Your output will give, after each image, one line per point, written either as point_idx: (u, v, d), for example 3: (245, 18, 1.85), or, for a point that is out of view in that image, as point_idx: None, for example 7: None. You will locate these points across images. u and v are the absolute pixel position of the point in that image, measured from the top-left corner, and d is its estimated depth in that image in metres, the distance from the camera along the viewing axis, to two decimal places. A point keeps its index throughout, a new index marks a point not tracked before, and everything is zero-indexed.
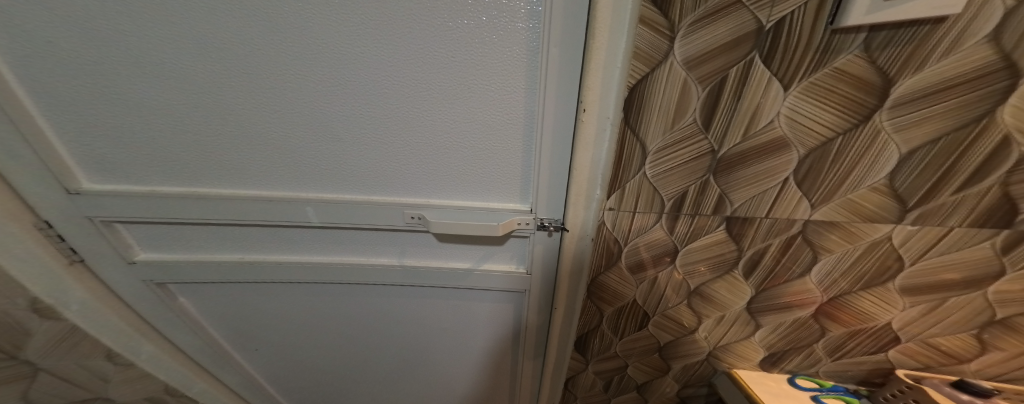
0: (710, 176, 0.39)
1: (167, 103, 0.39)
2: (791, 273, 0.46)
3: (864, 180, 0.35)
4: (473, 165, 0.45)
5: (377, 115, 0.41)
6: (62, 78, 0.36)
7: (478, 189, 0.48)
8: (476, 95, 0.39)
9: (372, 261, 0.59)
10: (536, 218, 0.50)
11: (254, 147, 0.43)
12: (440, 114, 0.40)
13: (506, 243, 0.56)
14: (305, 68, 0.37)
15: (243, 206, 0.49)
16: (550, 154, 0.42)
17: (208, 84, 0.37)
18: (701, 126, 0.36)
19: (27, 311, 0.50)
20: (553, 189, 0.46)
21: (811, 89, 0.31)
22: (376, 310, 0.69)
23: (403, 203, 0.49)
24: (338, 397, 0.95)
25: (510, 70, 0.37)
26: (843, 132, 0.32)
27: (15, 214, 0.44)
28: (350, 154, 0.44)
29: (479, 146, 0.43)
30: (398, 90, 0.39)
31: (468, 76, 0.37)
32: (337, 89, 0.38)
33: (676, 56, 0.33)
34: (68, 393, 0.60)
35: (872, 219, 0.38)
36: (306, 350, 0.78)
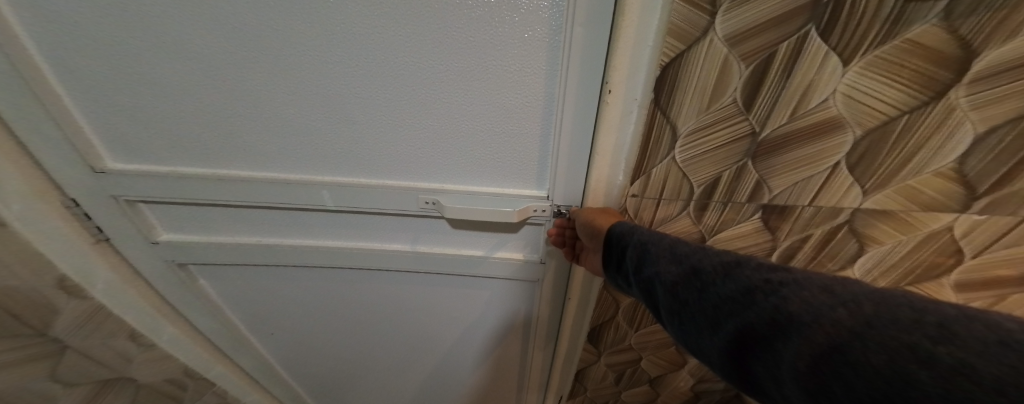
0: (749, 159, 0.36)
1: (186, 81, 0.38)
2: (830, 267, 0.42)
3: (930, 164, 0.30)
4: (489, 149, 0.44)
5: (394, 98, 0.39)
6: (82, 52, 0.35)
7: (494, 174, 0.46)
8: (496, 77, 0.37)
9: (384, 246, 0.58)
10: (554, 205, 0.48)
11: (271, 127, 0.42)
12: (456, 97, 0.39)
13: (520, 231, 0.54)
14: (320, 46, 0.35)
15: (258, 188, 0.48)
16: (569, 137, 0.40)
17: (228, 62, 0.36)
18: (743, 106, 0.33)
19: (54, 289, 0.48)
20: (573, 175, 0.44)
21: (876, 65, 0.27)
22: (387, 297, 0.69)
23: (419, 188, 0.48)
24: (348, 383, 0.96)
25: (531, 51, 0.35)
26: (910, 110, 0.28)
27: (42, 192, 0.44)
28: (367, 136, 0.43)
29: (496, 130, 0.42)
30: (418, 72, 0.37)
31: (488, 57, 0.35)
32: (353, 69, 0.37)
33: (717, 33, 0.30)
34: (93, 373, 0.58)
35: (934, 208, 0.32)
36: (318, 335, 0.79)
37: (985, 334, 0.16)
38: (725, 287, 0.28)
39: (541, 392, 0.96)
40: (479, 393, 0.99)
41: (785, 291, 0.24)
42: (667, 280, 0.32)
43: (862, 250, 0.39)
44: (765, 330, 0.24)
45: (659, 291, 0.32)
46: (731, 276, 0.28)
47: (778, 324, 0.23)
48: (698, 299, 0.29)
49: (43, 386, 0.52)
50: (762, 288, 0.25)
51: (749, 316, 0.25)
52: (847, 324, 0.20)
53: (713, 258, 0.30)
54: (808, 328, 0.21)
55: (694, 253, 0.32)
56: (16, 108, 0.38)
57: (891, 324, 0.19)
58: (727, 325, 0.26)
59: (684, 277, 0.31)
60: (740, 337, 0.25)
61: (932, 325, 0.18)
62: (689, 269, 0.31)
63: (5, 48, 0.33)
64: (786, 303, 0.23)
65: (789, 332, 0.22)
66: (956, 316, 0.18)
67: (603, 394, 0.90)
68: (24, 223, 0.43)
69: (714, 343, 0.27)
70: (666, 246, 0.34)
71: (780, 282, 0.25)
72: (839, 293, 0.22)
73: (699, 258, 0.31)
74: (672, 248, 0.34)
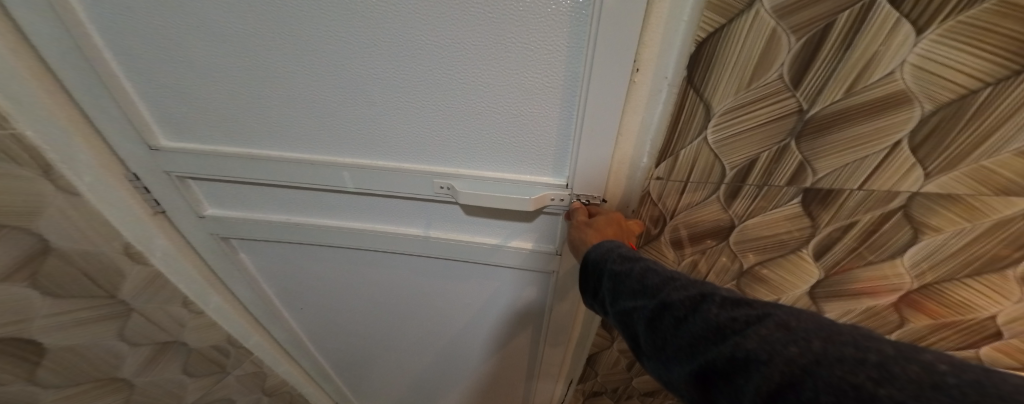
0: (792, 140, 0.33)
1: (222, 61, 0.39)
2: (872, 258, 0.37)
3: (1011, 142, 0.26)
4: (506, 134, 0.41)
5: (410, 79, 0.38)
6: (135, 34, 0.37)
7: (510, 161, 0.44)
8: (514, 54, 0.34)
9: (399, 231, 0.59)
10: (571, 194, 0.46)
11: (301, 109, 0.42)
12: (472, 79, 0.37)
13: (535, 222, 0.54)
14: (340, 23, 0.34)
15: (286, 169, 0.50)
16: (594, 120, 0.37)
17: (259, 42, 0.36)
18: (789, 83, 0.30)
19: (120, 255, 0.53)
20: (595, 164, 0.41)
21: (958, 31, 0.23)
22: (404, 280, 0.71)
23: (433, 172, 0.47)
24: (367, 358, 1.01)
25: (555, 26, 0.32)
26: (995, 82, 0.24)
27: (109, 165, 0.48)
28: (384, 118, 0.42)
29: (513, 115, 0.39)
30: (432, 49, 0.35)
31: (506, 33, 0.33)
32: (369, 49, 0.35)
33: (764, 4, 0.27)
34: (152, 336, 0.64)
35: (1008, 192, 0.28)
36: (341, 313, 0.83)
37: (919, 375, 0.16)
38: (692, 324, 0.25)
39: (551, 381, 0.97)
40: (491, 376, 1.02)
41: (748, 329, 0.22)
42: (635, 313, 0.29)
43: (916, 238, 0.34)
44: (735, 375, 0.21)
45: (637, 328, 0.29)
46: (697, 310, 0.25)
47: (738, 363, 0.21)
48: (661, 332, 0.27)
49: (112, 343, 0.58)
50: (727, 325, 0.23)
51: (710, 354, 0.23)
52: (799, 362, 0.19)
53: (680, 289, 0.27)
54: (765, 367, 0.20)
55: (659, 281, 0.29)
56: (83, 86, 0.41)
57: (839, 364, 0.18)
58: (690, 362, 0.24)
59: (649, 308, 0.28)
60: (702, 375, 0.23)
61: (873, 365, 0.17)
62: (656, 301, 0.28)
63: (69, 27, 0.36)
64: (746, 342, 0.21)
65: (748, 370, 0.21)
66: (895, 355, 0.17)
67: (614, 379, 0.91)
68: (96, 196, 0.48)
69: (677, 378, 0.25)
70: (636, 273, 0.32)
71: (745, 319, 0.23)
72: (796, 330, 0.21)
73: (667, 289, 0.28)
74: (642, 274, 0.31)
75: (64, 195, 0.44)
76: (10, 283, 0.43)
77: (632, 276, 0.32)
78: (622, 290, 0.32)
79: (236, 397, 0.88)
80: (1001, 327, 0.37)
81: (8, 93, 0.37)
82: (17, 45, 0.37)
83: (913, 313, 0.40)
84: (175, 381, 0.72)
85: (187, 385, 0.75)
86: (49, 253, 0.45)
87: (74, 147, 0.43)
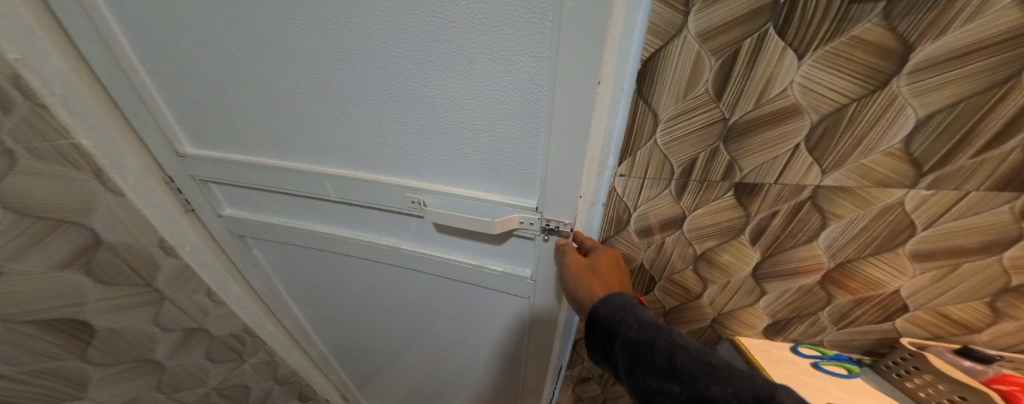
0: (721, 143, 0.39)
1: (233, 83, 0.45)
2: (797, 240, 0.43)
3: (878, 145, 0.32)
4: (474, 147, 0.43)
5: (380, 90, 0.41)
6: (168, 55, 0.44)
7: (481, 177, 0.46)
8: (476, 64, 0.36)
9: (379, 240, 0.63)
10: (543, 220, 0.48)
11: (297, 120, 0.47)
12: (439, 90, 0.39)
13: (504, 244, 0.56)
14: (323, 37, 0.38)
15: (281, 176, 0.55)
16: (559, 135, 0.39)
17: (261, 66, 0.42)
18: (714, 95, 0.36)
19: (157, 248, 0.61)
20: (562, 180, 0.42)
21: (827, 58, 0.30)
22: (391, 286, 0.73)
23: (406, 186, 0.50)
24: (365, 355, 1.06)
25: (515, 36, 0.33)
26: (858, 98, 0.31)
27: (150, 169, 0.57)
28: (360, 130, 0.46)
29: (481, 128, 0.41)
30: (397, 59, 0.38)
31: (469, 43, 0.35)
32: (347, 62, 0.39)
33: (690, 30, 0.33)
34: (181, 322, 0.72)
35: (886, 184, 0.35)
36: (341, 311, 0.88)
37: None
38: None
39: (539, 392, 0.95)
40: (483, 384, 1.02)
41: None
42: (660, 393, 0.34)
43: (825, 223, 0.40)
44: None
45: None
46: None
47: None
48: None
49: (149, 327, 0.66)
50: None
51: None
52: None
53: (718, 383, 0.31)
54: None
55: (691, 366, 0.33)
56: (126, 99, 0.49)
57: None
58: None
59: (687, 397, 0.32)
60: None
61: None
62: (693, 393, 0.32)
63: (117, 55, 0.44)
64: None
65: None
66: None
67: None
68: (137, 195, 0.56)
69: None
70: (660, 348, 0.36)
71: None
72: None
73: (701, 378, 0.32)
74: (668, 351, 0.35)
75: (113, 196, 0.53)
76: (70, 271, 0.51)
77: (657, 352, 0.35)
78: (645, 366, 0.36)
79: (251, 383, 0.97)
80: (908, 300, 0.45)
81: (68, 106, 0.45)
82: (75, 65, 0.44)
83: (837, 290, 0.47)
84: (199, 366, 0.80)
85: (209, 369, 0.83)
86: (101, 247, 0.54)
87: (122, 155, 0.52)
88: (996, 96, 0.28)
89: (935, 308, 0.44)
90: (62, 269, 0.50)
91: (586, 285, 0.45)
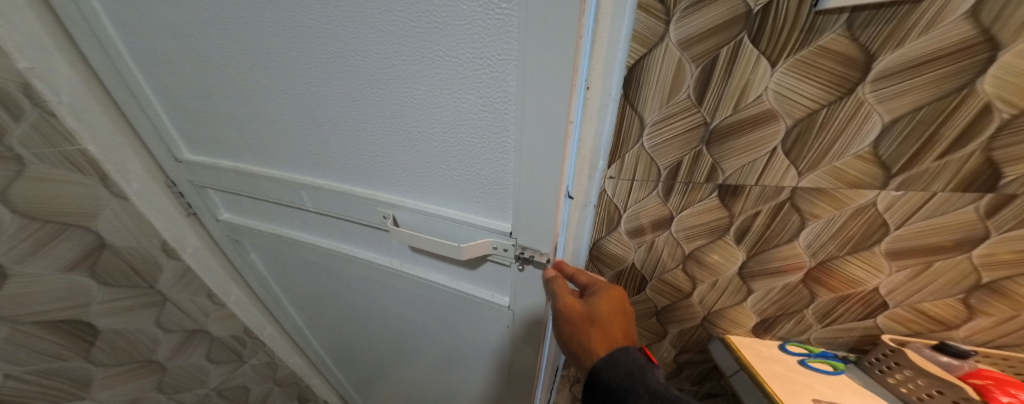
0: (704, 146, 0.40)
1: (211, 82, 0.43)
2: (779, 240, 0.45)
3: (849, 148, 0.34)
4: (445, 160, 0.40)
5: (347, 97, 0.38)
6: (157, 61, 0.44)
7: (454, 192, 0.43)
8: (442, 71, 0.32)
9: (361, 253, 0.60)
10: (517, 246, 0.45)
11: (276, 126, 0.45)
12: (406, 99, 0.35)
13: (477, 270, 0.53)
14: (287, 41, 0.35)
15: (265, 184, 0.55)
16: (531, 152, 0.35)
17: (236, 69, 0.40)
18: (695, 100, 0.37)
19: (159, 251, 0.63)
20: (534, 198, 0.39)
21: (797, 66, 0.31)
22: (368, 302, 0.70)
23: (379, 201, 0.48)
24: (354, 367, 1.04)
25: (480, 36, 0.29)
26: (828, 104, 0.32)
27: (153, 174, 0.58)
28: (331, 139, 0.43)
29: (450, 140, 0.37)
30: (362, 64, 0.34)
31: (432, 44, 0.30)
32: (313, 67, 0.36)
33: (671, 38, 0.34)
34: (183, 323, 0.73)
35: (858, 185, 0.37)
36: (330, 324, 0.86)
37: None
38: None
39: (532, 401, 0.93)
40: None
41: None
42: None
43: (804, 223, 0.42)
44: None
45: None
46: None
47: None
48: None
49: (150, 327, 0.67)
50: None
51: None
52: None
53: None
54: None
55: None
56: (130, 106, 0.50)
57: None
58: None
59: None
60: None
61: None
62: None
63: (117, 63, 0.45)
64: None
65: None
66: None
67: None
68: (140, 199, 0.57)
69: None
70: None
71: None
72: None
73: None
74: None
75: (117, 200, 0.54)
76: (75, 273, 0.53)
77: None
78: None
79: (251, 385, 0.98)
80: (887, 298, 0.46)
81: (76, 113, 0.47)
82: (81, 73, 0.46)
83: (819, 288, 0.48)
84: (200, 367, 0.81)
85: (210, 371, 0.84)
86: (105, 249, 0.55)
87: (127, 161, 0.54)
88: (953, 103, 0.29)
89: (912, 305, 0.46)
90: (68, 271, 0.52)
91: (583, 336, 0.42)
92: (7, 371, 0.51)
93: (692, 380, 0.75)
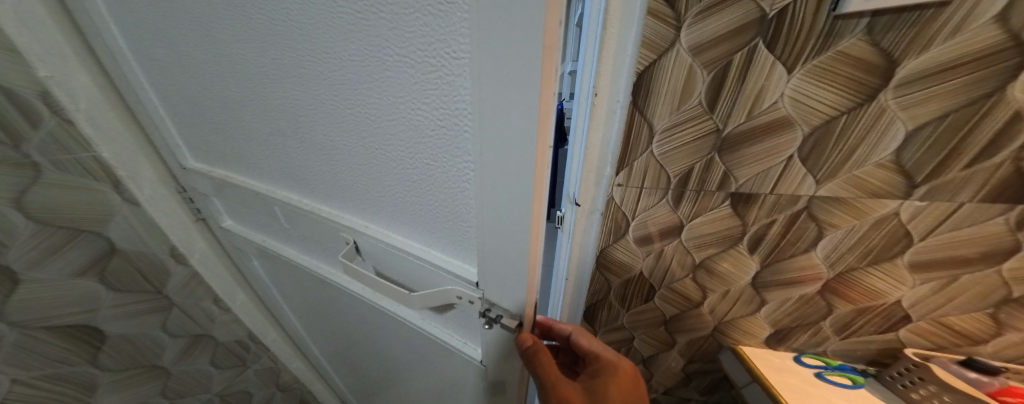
0: (715, 154, 0.39)
1: (184, 84, 0.37)
2: (795, 250, 0.44)
3: (871, 156, 0.33)
4: (407, 192, 0.28)
5: (303, 108, 0.28)
6: (138, 41, 0.36)
7: (417, 226, 0.31)
8: (394, 77, 0.21)
9: (335, 282, 0.50)
10: (483, 299, 0.31)
11: (234, 132, 0.38)
12: (358, 112, 0.25)
13: (446, 314, 0.41)
14: (227, 15, 0.26)
15: (240, 193, 0.47)
16: (495, 190, 0.23)
17: (202, 51, 0.31)
18: (707, 107, 0.36)
19: (167, 257, 0.57)
20: (498, 264, 0.28)
21: (815, 72, 0.30)
22: (356, 326, 0.63)
23: (342, 226, 0.36)
24: (350, 380, 1.00)
25: (430, 28, 0.18)
26: (847, 111, 0.31)
27: (162, 178, 0.52)
28: (296, 151, 0.33)
29: (412, 166, 0.26)
30: (312, 66, 0.25)
31: (379, 39, 0.20)
32: (270, 70, 0.28)
33: (682, 44, 0.33)
34: (190, 329, 0.67)
35: (879, 195, 0.35)
36: (324, 338, 0.83)
37: None
38: None
39: None
40: None
41: None
42: None
43: (822, 233, 0.41)
44: None
45: None
46: None
47: None
48: None
49: (156, 334, 0.61)
50: None
51: None
52: None
53: None
54: None
55: None
56: (140, 104, 0.44)
57: None
58: None
59: None
60: None
61: None
62: None
63: (115, 54, 0.39)
64: None
65: None
66: None
67: None
68: (151, 205, 0.52)
69: None
70: None
71: None
72: None
73: None
74: None
75: (128, 206, 0.49)
76: (85, 280, 0.47)
77: None
78: None
79: (254, 390, 0.93)
80: (909, 310, 0.45)
81: (86, 109, 0.41)
82: (97, 77, 0.41)
83: (838, 300, 0.47)
84: (205, 373, 0.75)
85: (213, 376, 0.78)
86: (115, 255, 0.50)
87: (137, 164, 0.49)
88: (982, 111, 0.28)
89: (938, 319, 0.45)
90: (77, 278, 0.46)
91: None
92: (15, 378, 0.45)
93: (701, 390, 0.74)
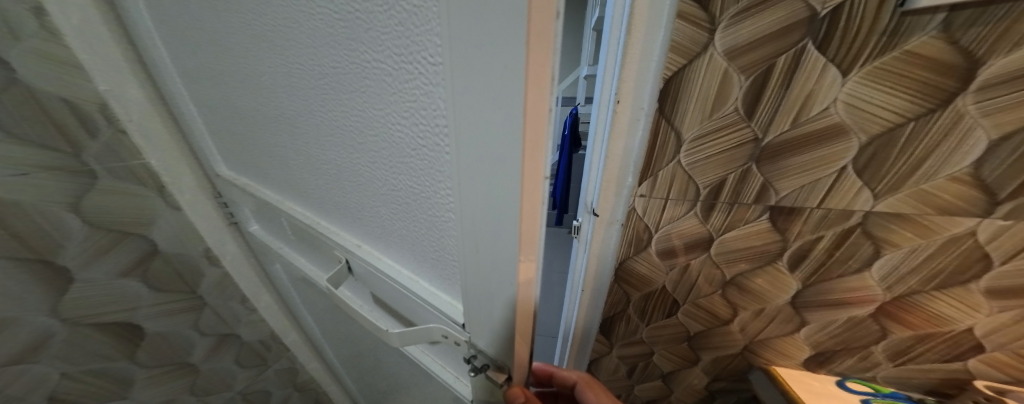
0: (752, 164, 0.36)
1: (223, 84, 0.32)
2: (845, 269, 0.39)
3: (942, 168, 0.29)
4: (392, 214, 0.26)
5: (298, 118, 0.27)
6: (169, 28, 0.31)
7: (404, 251, 0.28)
8: (373, 87, 0.18)
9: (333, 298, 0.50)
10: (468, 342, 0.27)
11: (253, 142, 0.37)
12: (343, 124, 0.23)
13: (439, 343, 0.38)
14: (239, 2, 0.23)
15: (257, 204, 0.47)
16: (473, 232, 0.18)
17: (225, 49, 0.28)
18: (744, 114, 0.33)
19: (201, 257, 0.55)
20: (482, 314, 0.24)
21: (876, 75, 0.27)
22: (367, 339, 0.61)
23: (334, 240, 0.36)
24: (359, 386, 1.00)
25: (404, 28, 0.14)
26: (914, 118, 0.28)
27: (200, 183, 0.48)
28: (299, 164, 0.33)
29: (395, 187, 0.23)
30: (303, 74, 0.23)
31: (358, 45, 0.17)
32: (270, 77, 0.26)
33: (716, 48, 0.30)
34: (222, 325, 0.68)
35: (952, 212, 0.31)
36: (339, 346, 0.83)
37: None
38: None
39: None
40: None
41: None
42: None
43: (878, 253, 0.37)
44: None
45: None
46: None
47: None
48: None
49: (187, 331, 0.60)
50: None
51: None
52: None
53: None
54: None
55: None
56: (178, 101, 0.39)
57: None
58: None
59: None
60: None
61: None
62: None
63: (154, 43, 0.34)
64: None
65: None
66: None
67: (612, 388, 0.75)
68: (190, 210, 0.49)
69: None
70: None
71: None
72: None
73: None
74: None
75: (169, 209, 0.46)
76: (128, 279, 0.46)
77: None
78: None
79: (274, 390, 0.94)
80: (982, 339, 0.40)
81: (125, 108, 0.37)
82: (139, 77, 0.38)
83: (893, 324, 0.42)
84: (229, 370, 0.76)
85: (235, 375, 0.80)
86: (154, 256, 0.48)
87: (177, 171, 0.45)
88: None
89: (1017, 350, 0.40)
90: (120, 277, 0.45)
91: None
92: (63, 371, 0.45)
93: None
